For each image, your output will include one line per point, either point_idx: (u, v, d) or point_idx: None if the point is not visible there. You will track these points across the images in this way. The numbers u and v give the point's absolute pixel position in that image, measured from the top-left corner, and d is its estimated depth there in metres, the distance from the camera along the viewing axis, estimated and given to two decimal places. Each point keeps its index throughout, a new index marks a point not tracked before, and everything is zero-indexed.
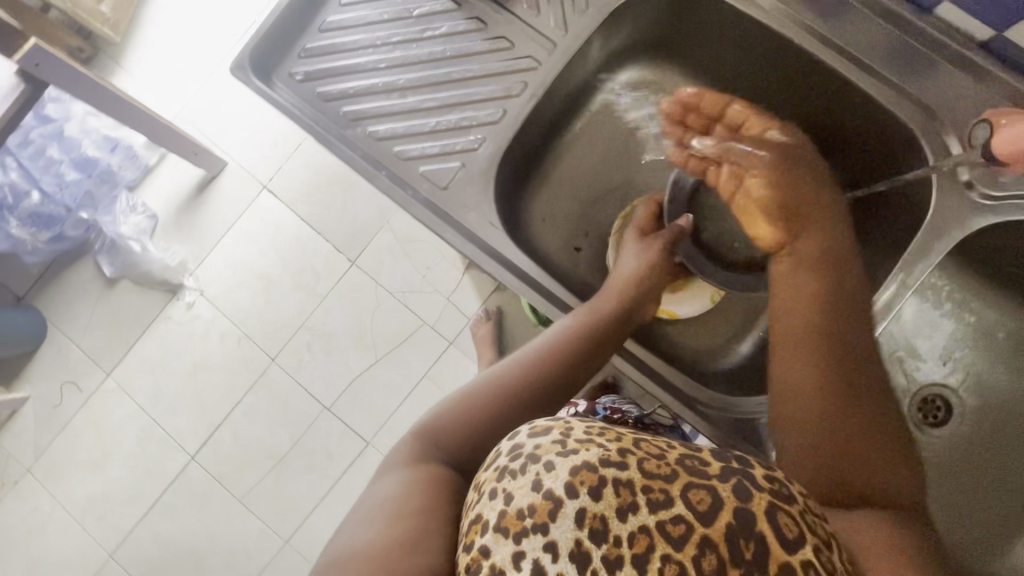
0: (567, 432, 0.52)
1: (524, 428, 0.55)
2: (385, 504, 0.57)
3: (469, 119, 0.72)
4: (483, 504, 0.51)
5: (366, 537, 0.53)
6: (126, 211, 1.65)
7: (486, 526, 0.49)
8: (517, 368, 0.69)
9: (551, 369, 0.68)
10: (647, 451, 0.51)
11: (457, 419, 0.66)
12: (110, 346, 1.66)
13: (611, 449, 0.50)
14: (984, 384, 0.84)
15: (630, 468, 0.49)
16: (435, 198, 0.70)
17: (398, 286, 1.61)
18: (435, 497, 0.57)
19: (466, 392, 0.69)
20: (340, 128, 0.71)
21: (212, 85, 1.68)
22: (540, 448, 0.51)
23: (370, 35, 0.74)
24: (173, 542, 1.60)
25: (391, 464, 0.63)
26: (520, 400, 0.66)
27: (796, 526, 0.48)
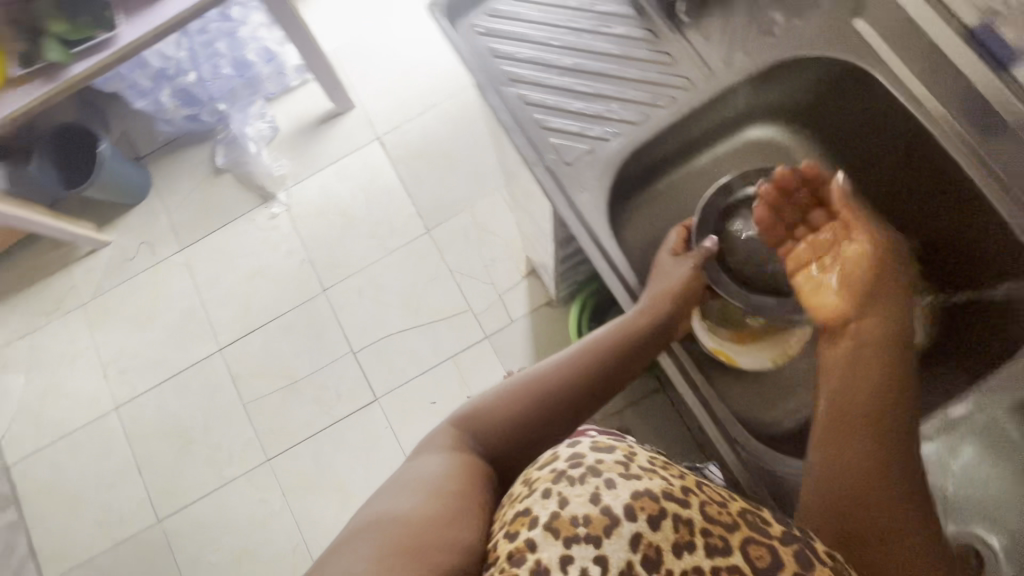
0: (630, 457, 0.62)
1: (587, 440, 0.64)
2: (421, 483, 0.60)
3: (612, 112, 0.76)
4: (535, 501, 0.57)
5: (400, 507, 0.57)
6: (256, 117, 1.78)
7: (537, 521, 0.55)
8: (558, 373, 0.70)
9: (592, 381, 0.70)
10: (712, 499, 0.60)
11: (500, 411, 0.68)
12: (195, 227, 1.79)
13: (673, 485, 0.59)
14: None
15: (691, 508, 0.57)
16: (557, 171, 0.74)
17: (459, 266, 1.67)
18: (474, 483, 0.62)
19: (509, 386, 0.71)
20: (496, 83, 0.78)
21: (370, 37, 1.84)
22: (602, 465, 0.60)
23: (553, 17, 0.80)
24: (173, 418, 1.68)
25: (430, 446, 0.66)
26: (561, 400, 0.69)
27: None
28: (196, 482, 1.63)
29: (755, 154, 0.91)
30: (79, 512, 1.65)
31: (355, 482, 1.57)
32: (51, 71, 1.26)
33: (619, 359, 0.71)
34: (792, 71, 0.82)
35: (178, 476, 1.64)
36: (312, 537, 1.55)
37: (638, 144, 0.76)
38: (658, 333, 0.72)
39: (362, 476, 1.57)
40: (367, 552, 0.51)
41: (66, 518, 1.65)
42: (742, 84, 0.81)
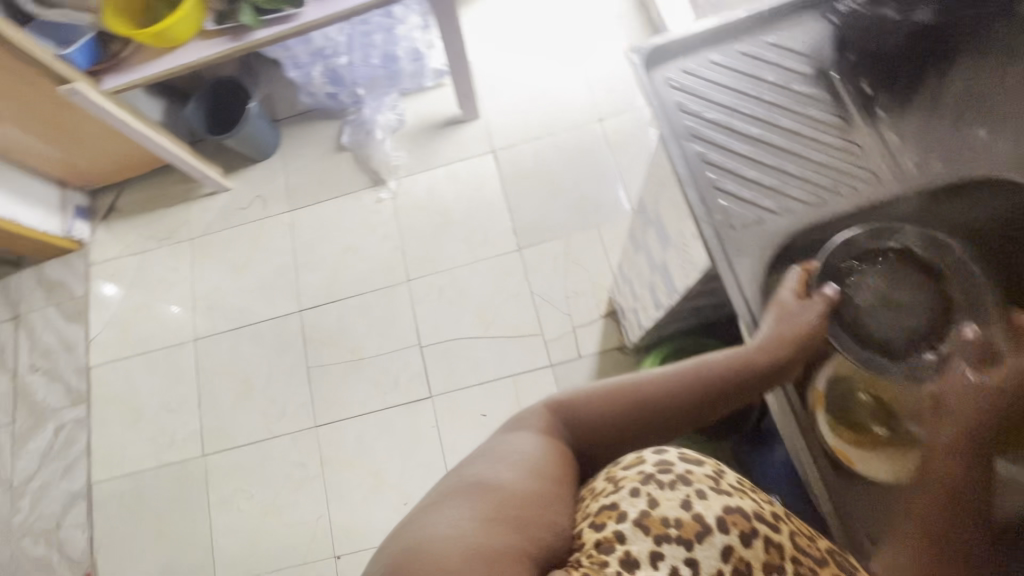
0: (720, 474, 0.63)
1: (673, 450, 0.64)
2: (515, 458, 0.61)
3: (793, 191, 0.65)
4: (622, 497, 0.59)
5: (498, 477, 0.58)
6: (388, 107, 1.91)
7: (626, 516, 0.57)
8: (655, 385, 0.66)
9: (688, 403, 0.66)
10: (799, 530, 0.63)
11: (593, 413, 0.66)
12: (305, 192, 1.91)
13: (763, 508, 0.62)
14: None
15: (782, 534, 0.60)
16: (719, 230, 0.64)
17: (541, 290, 1.69)
18: (565, 471, 0.63)
19: (608, 382, 0.68)
20: (673, 131, 0.68)
21: (509, 57, 1.93)
22: (692, 475, 0.61)
23: (751, 75, 0.71)
24: (242, 362, 1.77)
25: (522, 421, 0.66)
26: (653, 417, 0.66)
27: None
28: (247, 429, 1.70)
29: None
30: (138, 427, 1.76)
31: (390, 470, 1.60)
32: (236, 32, 1.41)
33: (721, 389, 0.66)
34: None
35: (231, 418, 1.72)
36: (337, 513, 1.58)
37: (809, 230, 0.65)
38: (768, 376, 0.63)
39: (398, 466, 1.60)
40: (468, 514, 0.53)
41: (125, 429, 1.76)
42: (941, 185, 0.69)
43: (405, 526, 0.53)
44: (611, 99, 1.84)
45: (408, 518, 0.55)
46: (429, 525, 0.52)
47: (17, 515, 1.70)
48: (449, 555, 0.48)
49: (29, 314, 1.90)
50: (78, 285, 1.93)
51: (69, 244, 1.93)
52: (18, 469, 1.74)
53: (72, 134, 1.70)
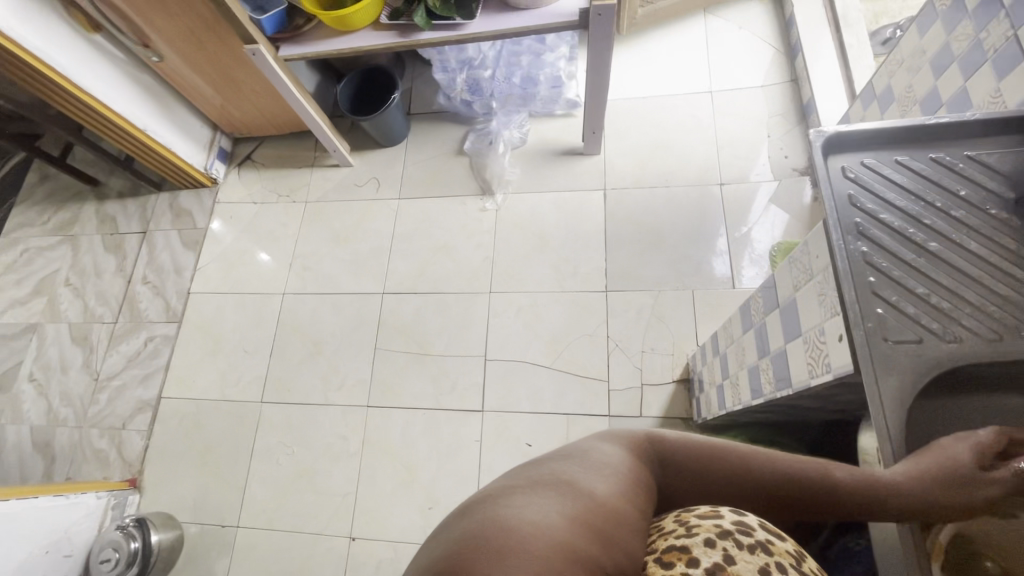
0: (801, 558, 0.59)
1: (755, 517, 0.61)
2: (607, 468, 0.59)
3: (965, 321, 0.58)
4: (695, 542, 0.56)
5: (586, 481, 0.56)
6: (514, 125, 1.97)
7: (699, 563, 0.54)
8: (764, 459, 0.64)
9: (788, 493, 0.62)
10: None
11: (692, 464, 0.64)
12: (417, 184, 2.00)
13: None
14: None
15: None
16: (870, 338, 0.58)
17: (618, 337, 1.65)
18: (649, 502, 0.60)
19: (715, 440, 0.67)
20: (839, 222, 0.64)
21: (644, 104, 1.94)
22: (774, 546, 0.58)
23: (943, 189, 0.65)
24: (318, 325, 1.86)
25: (616, 438, 0.65)
26: (755, 495, 0.63)
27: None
28: (306, 389, 1.77)
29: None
30: (213, 358, 1.89)
31: (425, 471, 1.60)
32: (405, 30, 1.51)
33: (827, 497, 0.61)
34: None
35: (295, 374, 1.81)
36: (364, 495, 1.60)
37: (975, 366, 0.57)
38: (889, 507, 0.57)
39: (432, 468, 1.60)
40: (554, 508, 0.52)
41: (203, 357, 1.90)
42: None
43: (489, 502, 0.53)
44: (737, 166, 1.79)
45: (490, 494, 0.55)
46: (515, 506, 0.51)
47: (93, 406, 1.86)
48: (534, 542, 0.47)
49: (155, 232, 2.11)
50: (201, 217, 2.12)
51: (205, 179, 2.13)
52: (107, 364, 1.92)
53: (238, 87, 1.89)
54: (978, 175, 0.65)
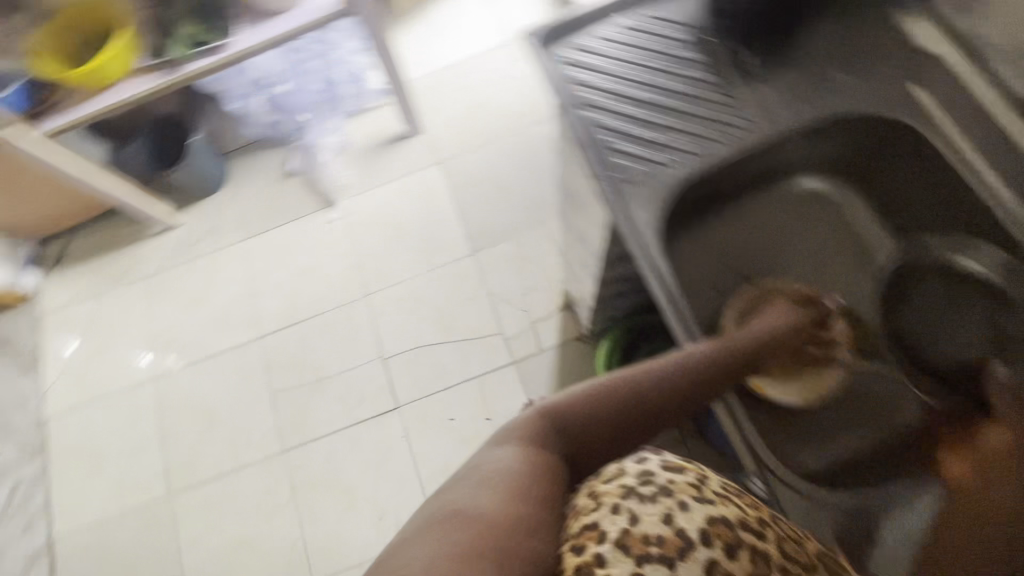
0: (705, 483, 0.56)
1: (655, 457, 0.59)
2: (498, 477, 0.58)
3: (677, 141, 0.70)
4: (603, 514, 0.53)
5: (475, 504, 0.54)
6: (331, 130, 1.94)
7: (606, 537, 0.51)
8: (654, 377, 0.71)
9: (680, 390, 0.70)
10: (794, 539, 0.56)
11: (584, 417, 0.68)
12: (257, 220, 1.92)
13: (756, 514, 0.56)
14: None
15: (770, 541, 0.54)
16: (614, 186, 0.68)
17: (497, 290, 1.72)
18: (551, 483, 0.60)
19: (600, 382, 0.71)
20: (571, 102, 0.72)
21: (447, 72, 2.00)
22: (675, 484, 0.55)
23: (644, 50, 0.75)
24: (204, 394, 1.74)
25: (506, 435, 0.65)
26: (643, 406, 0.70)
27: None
28: (213, 462, 1.67)
29: (817, 217, 0.93)
30: (98, 475, 1.70)
31: (363, 487, 1.58)
32: (171, 65, 1.42)
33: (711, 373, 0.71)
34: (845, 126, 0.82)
35: (196, 453, 1.68)
36: (313, 536, 1.55)
37: (695, 175, 0.69)
38: (754, 358, 0.74)
39: (370, 480, 1.58)
40: (439, 548, 0.49)
41: (86, 479, 1.70)
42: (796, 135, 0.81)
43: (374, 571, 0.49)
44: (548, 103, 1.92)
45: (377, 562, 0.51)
46: (398, 562, 0.49)
47: None
48: None
49: None
50: (27, 338, 1.88)
51: (15, 297, 1.89)
52: None
53: (11, 183, 1.69)
54: (663, 28, 0.77)
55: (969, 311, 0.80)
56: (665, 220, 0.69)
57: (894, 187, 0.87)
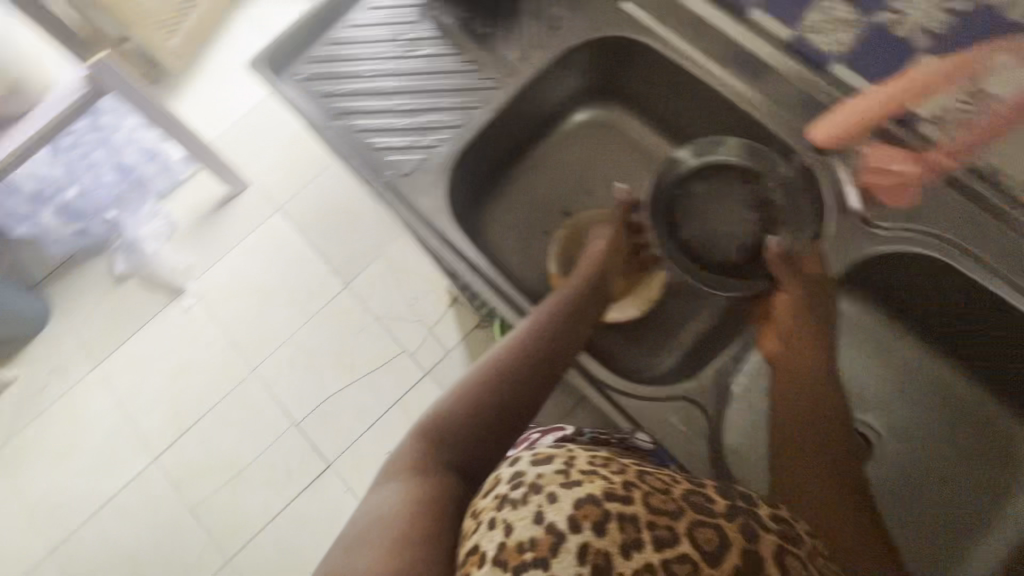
0: (571, 462, 0.44)
1: (525, 454, 0.46)
2: (378, 523, 0.47)
3: (437, 121, 0.71)
4: (482, 534, 0.41)
5: (354, 568, 0.43)
6: (149, 216, 1.62)
7: (484, 558, 0.39)
8: (503, 362, 0.58)
9: (542, 358, 0.58)
10: (657, 485, 0.44)
11: (451, 425, 0.55)
12: (108, 338, 1.55)
13: (624, 475, 0.44)
14: (910, 429, 0.70)
15: (638, 501, 0.41)
16: (394, 186, 0.68)
17: (384, 311, 1.55)
18: (440, 506, 0.49)
19: (453, 387, 0.58)
20: (328, 118, 0.71)
21: (251, 117, 1.66)
22: (543, 477, 0.42)
23: (378, 42, 0.74)
24: (93, 565, 1.40)
25: (391, 468, 0.53)
26: (509, 393, 0.56)
27: (807, 572, 0.42)
28: None
29: (593, 141, 0.83)
30: None
31: None
32: None
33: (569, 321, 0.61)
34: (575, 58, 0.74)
35: None
36: None
37: (465, 149, 0.70)
38: (594, 297, 0.65)
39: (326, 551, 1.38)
40: None
41: None
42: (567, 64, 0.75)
43: None
44: None
45: None
46: None
47: None
48: None
49: None
50: None
51: None
52: None
53: None
54: (390, 16, 0.75)
55: (736, 194, 0.68)
56: (455, 201, 0.70)
57: (646, 88, 0.77)
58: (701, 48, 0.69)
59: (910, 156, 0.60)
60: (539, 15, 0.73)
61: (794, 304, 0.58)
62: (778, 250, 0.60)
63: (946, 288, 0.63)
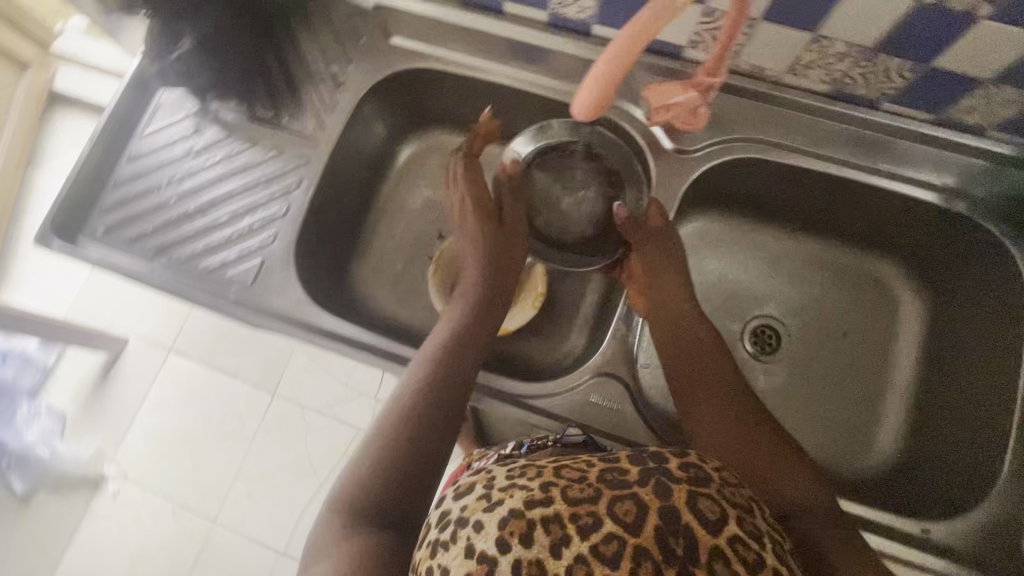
0: (491, 481, 0.37)
1: (447, 490, 0.40)
2: None
3: (260, 219, 0.68)
4: None
5: None
6: (29, 420, 1.27)
7: None
8: (412, 395, 0.54)
9: (452, 382, 0.56)
10: (576, 471, 0.37)
11: (373, 475, 0.50)
12: (37, 562, 1.24)
13: (544, 471, 0.37)
14: (801, 306, 0.76)
15: (559, 497, 0.34)
16: (243, 300, 0.65)
17: (322, 402, 1.28)
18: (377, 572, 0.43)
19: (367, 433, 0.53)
20: (147, 260, 0.66)
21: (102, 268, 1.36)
22: (466, 510, 0.36)
23: (168, 165, 0.70)
24: None
25: (321, 543, 0.47)
26: (424, 427, 0.52)
27: (727, 509, 0.34)
28: None
29: (421, 168, 0.81)
30: None
31: None
32: None
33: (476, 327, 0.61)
34: (366, 110, 0.74)
35: None
36: None
37: (300, 233, 0.68)
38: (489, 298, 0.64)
39: None
40: None
41: None
42: (364, 109, 0.73)
43: None
44: None
45: None
46: None
47: None
48: None
49: None
50: None
51: None
52: None
53: None
54: (169, 135, 0.71)
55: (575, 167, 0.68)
56: (312, 287, 0.68)
57: (450, 103, 0.77)
58: (479, 50, 0.71)
59: (680, 87, 0.63)
60: (320, 76, 0.72)
61: (646, 257, 0.65)
62: (621, 215, 0.65)
63: (776, 178, 0.69)
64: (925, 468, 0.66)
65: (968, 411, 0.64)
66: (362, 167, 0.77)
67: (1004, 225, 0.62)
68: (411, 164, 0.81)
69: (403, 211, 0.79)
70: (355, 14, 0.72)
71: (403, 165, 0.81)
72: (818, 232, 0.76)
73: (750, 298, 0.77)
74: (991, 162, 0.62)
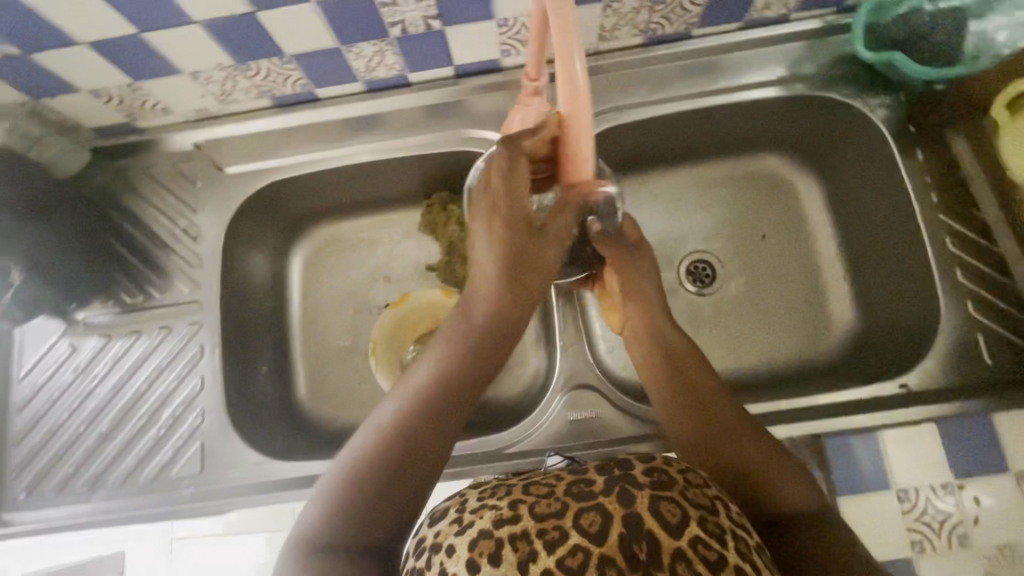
0: (463, 504, 0.37)
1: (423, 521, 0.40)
2: None
3: (181, 404, 0.65)
4: None
5: None
6: None
7: None
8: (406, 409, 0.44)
9: (452, 400, 0.45)
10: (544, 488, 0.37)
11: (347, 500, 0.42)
12: None
13: (514, 489, 0.37)
14: (720, 229, 0.78)
15: (526, 514, 0.34)
16: (199, 491, 0.61)
17: None
18: None
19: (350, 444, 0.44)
20: (85, 501, 0.62)
21: None
22: (440, 534, 0.36)
23: (64, 396, 0.65)
24: None
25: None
26: (412, 447, 0.43)
27: (687, 509, 0.34)
28: None
29: (325, 268, 0.76)
30: None
31: None
32: None
33: (489, 335, 0.47)
34: (234, 246, 0.70)
35: None
36: None
37: (228, 397, 0.65)
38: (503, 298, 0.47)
39: None
40: None
41: None
42: (231, 245, 0.70)
43: None
44: None
45: None
46: None
47: None
48: None
49: None
50: None
51: None
52: None
53: None
54: (50, 364, 0.66)
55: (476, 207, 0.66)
56: (262, 442, 0.65)
57: (315, 199, 0.74)
58: (314, 142, 0.69)
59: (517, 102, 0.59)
60: (174, 237, 0.69)
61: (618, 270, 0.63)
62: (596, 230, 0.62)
63: (638, 133, 0.71)
64: (885, 326, 0.69)
65: (889, 268, 0.69)
66: (258, 298, 0.73)
67: (846, 87, 0.67)
68: (305, 270, 0.76)
69: (318, 318, 0.74)
70: (179, 163, 0.70)
71: (296, 273, 0.76)
72: (707, 156, 0.77)
73: (673, 245, 0.78)
74: (806, 41, 0.66)
